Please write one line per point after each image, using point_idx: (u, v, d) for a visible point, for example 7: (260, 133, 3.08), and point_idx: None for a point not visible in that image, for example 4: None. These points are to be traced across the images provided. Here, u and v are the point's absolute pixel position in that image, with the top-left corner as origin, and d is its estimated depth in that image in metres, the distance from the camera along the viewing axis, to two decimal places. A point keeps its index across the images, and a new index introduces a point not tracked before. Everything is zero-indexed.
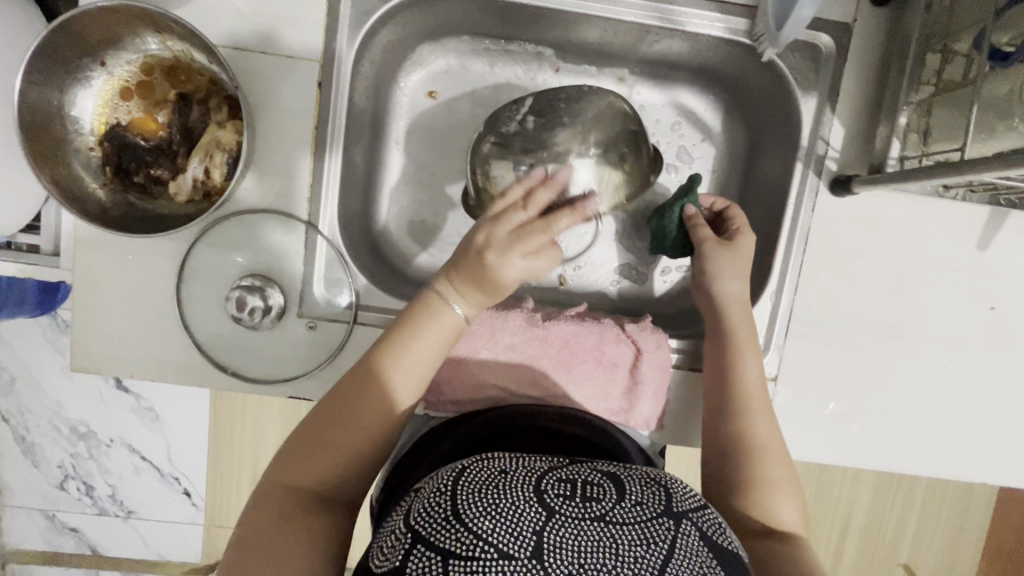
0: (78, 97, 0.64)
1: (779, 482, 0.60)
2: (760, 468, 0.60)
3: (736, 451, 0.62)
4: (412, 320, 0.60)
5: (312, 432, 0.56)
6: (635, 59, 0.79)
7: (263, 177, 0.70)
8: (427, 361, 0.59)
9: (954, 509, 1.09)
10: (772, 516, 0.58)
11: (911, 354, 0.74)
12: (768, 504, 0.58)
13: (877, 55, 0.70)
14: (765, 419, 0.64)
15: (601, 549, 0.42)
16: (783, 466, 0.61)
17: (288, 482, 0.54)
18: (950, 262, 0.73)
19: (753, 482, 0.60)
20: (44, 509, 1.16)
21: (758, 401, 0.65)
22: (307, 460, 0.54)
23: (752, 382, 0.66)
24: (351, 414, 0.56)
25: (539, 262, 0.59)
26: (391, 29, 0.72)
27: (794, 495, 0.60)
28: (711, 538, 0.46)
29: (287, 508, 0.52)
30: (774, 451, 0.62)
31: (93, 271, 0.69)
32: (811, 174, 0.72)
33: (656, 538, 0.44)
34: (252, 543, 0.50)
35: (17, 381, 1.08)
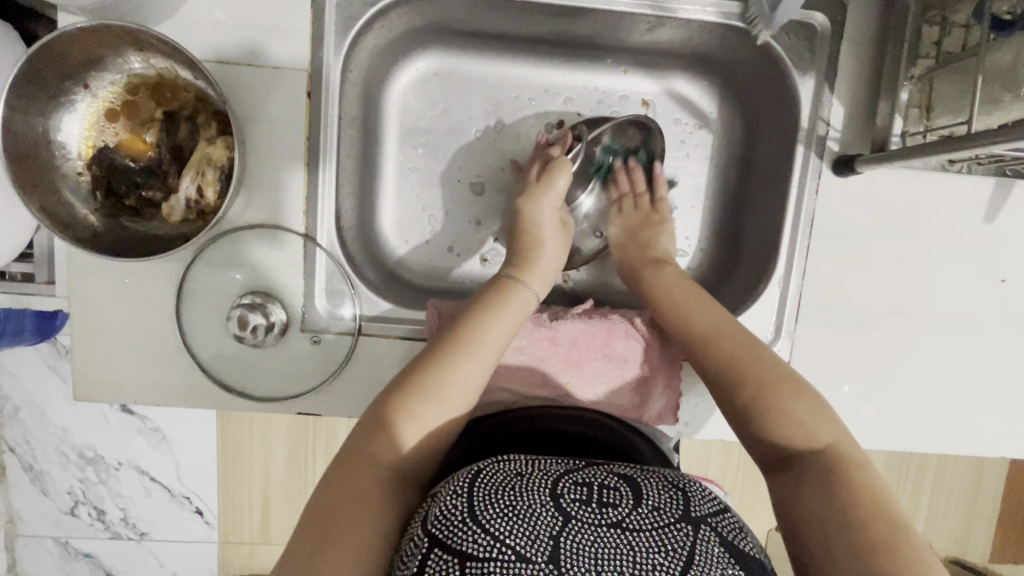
0: (62, 121, 0.63)
1: (760, 392, 0.55)
2: (743, 389, 0.56)
3: (724, 384, 0.58)
4: (491, 302, 0.63)
5: (391, 399, 0.55)
6: (627, 49, 0.78)
7: (256, 193, 0.69)
8: (501, 345, 0.60)
9: (967, 478, 1.08)
10: (787, 436, 0.53)
11: (921, 332, 0.73)
12: (773, 417, 0.54)
13: (872, 33, 0.69)
14: (729, 341, 0.60)
15: (619, 556, 0.42)
16: (768, 372, 0.56)
17: (369, 456, 0.52)
18: (958, 238, 0.72)
19: (750, 408, 0.55)
20: (56, 536, 1.15)
21: (705, 332, 0.62)
22: (383, 429, 0.53)
23: (695, 320, 0.64)
24: (435, 379, 0.56)
25: (557, 244, 0.71)
26: (377, 33, 0.71)
27: (795, 401, 0.54)
28: (731, 542, 0.45)
29: (365, 484, 0.50)
30: (755, 363, 0.57)
31: (89, 297, 0.68)
32: (813, 156, 0.71)
33: (675, 545, 0.43)
34: (328, 513, 0.48)
35: (22, 410, 1.07)
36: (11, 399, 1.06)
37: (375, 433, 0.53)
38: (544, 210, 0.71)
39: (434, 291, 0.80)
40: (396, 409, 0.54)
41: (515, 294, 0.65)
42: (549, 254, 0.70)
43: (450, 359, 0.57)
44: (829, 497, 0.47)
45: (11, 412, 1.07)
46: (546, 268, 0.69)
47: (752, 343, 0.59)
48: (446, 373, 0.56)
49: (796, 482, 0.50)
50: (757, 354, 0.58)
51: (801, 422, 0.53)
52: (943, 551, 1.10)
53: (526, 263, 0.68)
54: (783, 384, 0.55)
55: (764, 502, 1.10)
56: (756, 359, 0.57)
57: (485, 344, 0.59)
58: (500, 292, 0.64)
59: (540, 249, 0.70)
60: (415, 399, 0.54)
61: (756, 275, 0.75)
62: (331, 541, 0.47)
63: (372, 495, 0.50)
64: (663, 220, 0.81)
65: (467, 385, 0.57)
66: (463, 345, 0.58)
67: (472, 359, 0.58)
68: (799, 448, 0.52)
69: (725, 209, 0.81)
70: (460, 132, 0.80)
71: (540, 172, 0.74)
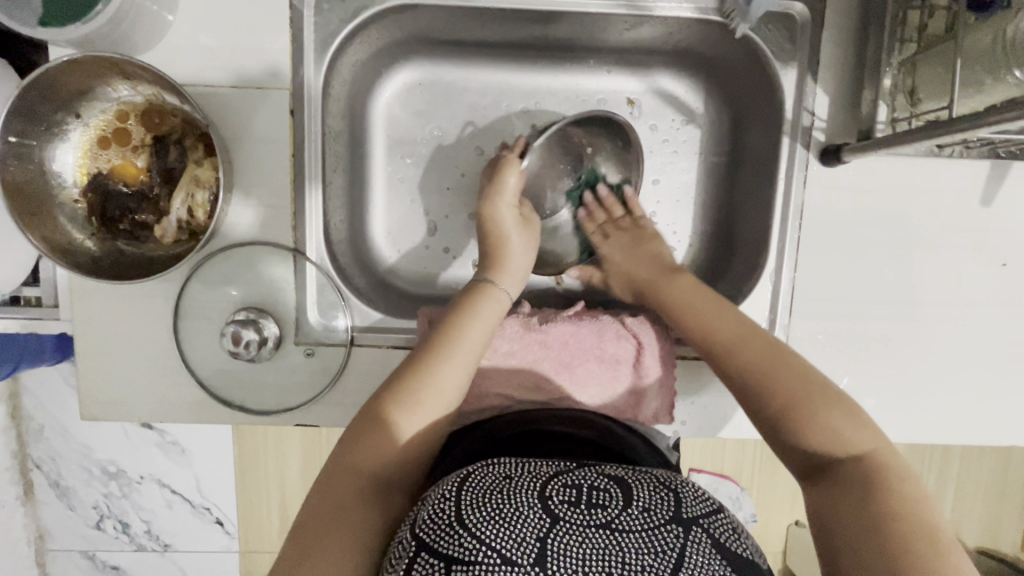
0: (57, 152, 0.65)
1: (796, 396, 0.53)
2: (773, 396, 0.54)
3: (748, 389, 0.56)
4: (462, 311, 0.65)
5: (370, 416, 0.58)
6: (609, 48, 0.78)
7: (247, 211, 0.70)
8: (476, 348, 0.63)
9: (990, 469, 1.05)
10: (824, 439, 0.51)
11: (922, 321, 0.71)
12: (809, 425, 0.52)
13: (854, 19, 0.68)
14: (756, 345, 0.58)
15: (606, 558, 0.42)
16: (803, 376, 0.54)
17: (351, 468, 0.54)
18: (954, 221, 0.70)
19: (783, 408, 0.53)
20: (84, 550, 1.18)
21: (726, 332, 0.61)
22: (362, 443, 0.56)
23: (714, 327, 0.62)
24: (413, 390, 0.58)
25: (525, 246, 0.73)
26: (357, 47, 0.72)
27: (834, 409, 0.52)
28: (722, 544, 0.45)
29: (345, 496, 0.53)
30: (783, 368, 0.56)
31: (94, 320, 0.70)
32: (800, 147, 0.70)
33: (664, 547, 0.43)
34: (312, 529, 0.51)
35: (46, 428, 1.11)
36: (35, 418, 1.10)
37: (354, 447, 0.56)
38: (504, 214, 0.72)
39: (428, 299, 0.81)
40: (375, 424, 0.57)
41: (486, 297, 0.67)
42: (519, 257, 0.72)
43: (426, 370, 0.60)
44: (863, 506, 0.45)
45: (35, 430, 1.11)
46: (516, 269, 0.71)
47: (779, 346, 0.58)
48: (423, 382, 0.59)
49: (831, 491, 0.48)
50: (787, 359, 0.57)
51: (835, 429, 0.51)
52: (972, 542, 1.08)
53: (499, 265, 0.70)
54: (814, 383, 0.54)
55: (782, 498, 1.08)
56: (781, 362, 0.56)
57: (459, 348, 0.62)
58: (471, 299, 0.67)
59: (512, 252, 0.71)
60: (393, 408, 0.58)
61: (748, 270, 0.75)
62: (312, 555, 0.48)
63: (352, 507, 0.52)
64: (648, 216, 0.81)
65: (442, 392, 0.59)
66: (438, 353, 0.61)
67: (446, 365, 0.60)
68: (834, 457, 0.50)
69: (718, 204, 0.80)
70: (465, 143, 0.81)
71: (489, 176, 0.75)
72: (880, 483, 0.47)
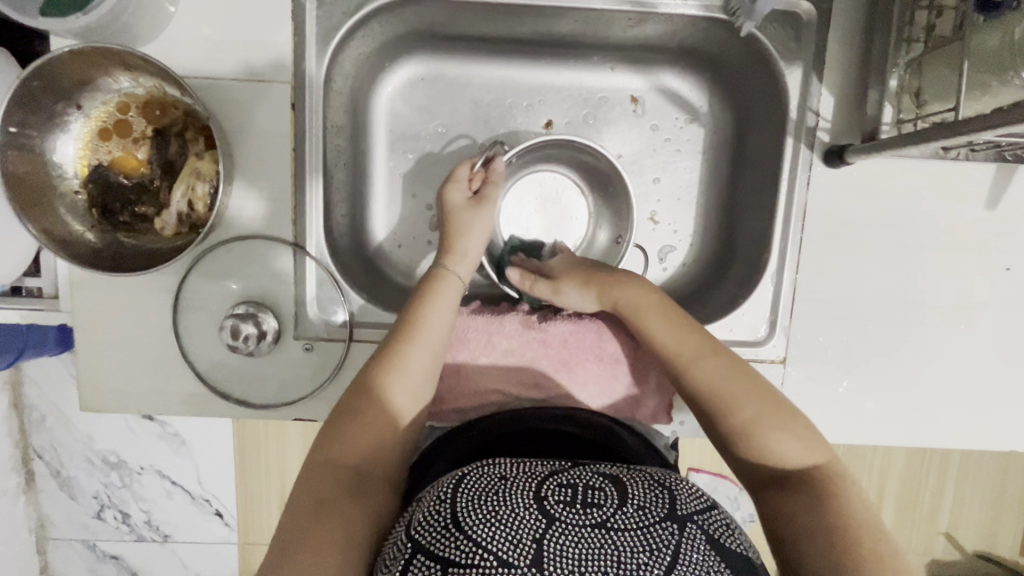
0: (58, 142, 0.65)
1: (754, 411, 0.56)
2: (733, 412, 0.57)
3: (707, 406, 0.59)
4: (422, 296, 0.67)
5: (344, 406, 0.59)
6: (612, 45, 0.77)
7: (247, 204, 0.70)
8: (440, 329, 0.65)
9: (990, 471, 1.05)
10: (779, 455, 0.54)
11: (925, 324, 0.71)
12: (766, 442, 0.54)
13: (861, 19, 0.67)
14: (712, 360, 0.60)
15: (603, 557, 0.42)
16: (759, 395, 0.57)
17: (341, 457, 0.55)
18: (958, 224, 0.70)
19: (741, 430, 0.56)
20: (85, 539, 1.19)
21: (690, 349, 0.62)
22: (346, 432, 0.56)
23: (669, 340, 0.64)
24: (385, 375, 0.60)
25: (478, 225, 0.72)
26: (359, 42, 0.72)
27: (786, 423, 0.55)
28: (716, 541, 0.45)
29: (333, 487, 0.53)
30: (739, 387, 0.58)
31: (95, 311, 0.70)
32: (804, 147, 0.69)
33: (660, 545, 0.43)
34: (301, 523, 0.50)
35: (47, 418, 1.11)
36: (36, 407, 1.11)
37: (336, 435, 0.56)
38: (456, 203, 0.73)
39: None
40: (355, 410, 0.58)
41: (441, 285, 0.67)
42: (473, 237, 0.72)
43: (394, 356, 0.62)
44: (818, 514, 0.48)
45: (37, 420, 1.11)
46: (468, 254, 0.71)
47: (737, 364, 0.60)
48: (392, 366, 0.61)
49: (793, 497, 0.51)
50: (745, 376, 0.59)
51: (789, 440, 0.54)
52: (969, 544, 1.08)
53: (449, 250, 0.71)
54: (768, 401, 0.56)
55: None
56: (742, 378, 0.59)
57: (422, 329, 0.63)
58: (428, 285, 0.68)
59: (461, 235, 0.71)
60: (370, 394, 0.59)
61: (750, 271, 0.74)
62: (303, 544, 0.48)
63: (342, 497, 0.52)
64: (648, 216, 0.80)
65: (412, 375, 0.61)
66: (405, 337, 0.63)
67: (415, 347, 0.62)
68: (793, 469, 0.53)
69: (720, 204, 0.80)
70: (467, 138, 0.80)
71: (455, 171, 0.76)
72: (832, 496, 0.50)
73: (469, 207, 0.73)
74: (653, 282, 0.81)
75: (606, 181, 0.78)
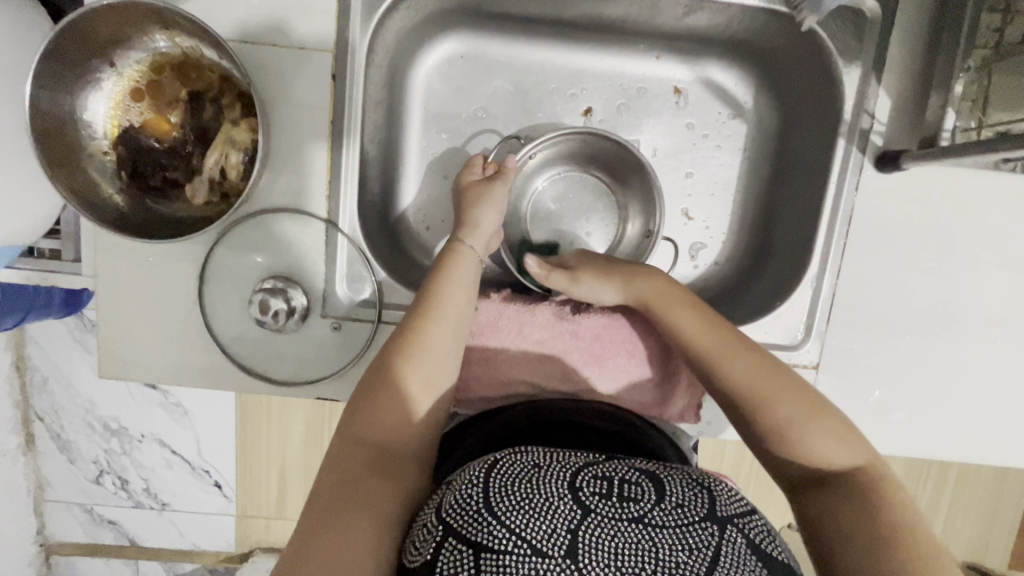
0: (89, 101, 0.63)
1: (790, 412, 0.55)
2: (768, 412, 0.55)
3: (739, 406, 0.57)
4: (440, 271, 0.65)
5: (367, 384, 0.56)
6: (662, 34, 0.75)
7: (278, 175, 0.68)
8: (458, 305, 0.62)
9: (989, 485, 1.05)
10: (821, 458, 0.53)
11: (962, 338, 0.70)
12: (802, 442, 0.54)
13: (926, 21, 0.65)
14: (742, 357, 0.59)
15: (641, 554, 0.41)
16: (796, 394, 0.56)
17: (362, 438, 0.53)
18: (1004, 239, 0.69)
19: (776, 430, 0.55)
20: (83, 502, 1.18)
21: (717, 346, 0.61)
22: (371, 413, 0.54)
23: (697, 336, 0.62)
24: (409, 354, 0.58)
25: (496, 198, 0.70)
26: (403, 14, 0.69)
27: (823, 424, 0.54)
28: (758, 546, 0.44)
29: (357, 468, 0.51)
30: (770, 387, 0.57)
31: (115, 276, 0.68)
32: (855, 151, 0.68)
33: (700, 545, 0.42)
34: (326, 503, 0.49)
35: (51, 380, 1.10)
36: (40, 369, 1.09)
37: (360, 415, 0.54)
38: (470, 185, 0.71)
39: None
40: (381, 390, 0.56)
41: (457, 259, 0.66)
42: (490, 210, 0.69)
43: (417, 334, 0.59)
44: (862, 511, 0.48)
45: (40, 382, 1.10)
46: (484, 228, 0.69)
47: (769, 361, 0.59)
48: (416, 344, 0.58)
49: (832, 499, 0.50)
50: (776, 375, 0.57)
51: (826, 441, 0.53)
52: (961, 555, 1.07)
53: (463, 223, 0.69)
54: (806, 399, 0.55)
55: (780, 499, 1.07)
56: (775, 377, 0.57)
57: (438, 307, 0.61)
58: (444, 259, 0.66)
59: (478, 206, 0.69)
60: (395, 372, 0.57)
61: (787, 274, 0.73)
62: (330, 525, 0.47)
63: (368, 478, 0.51)
64: (683, 211, 0.78)
65: (434, 354, 0.59)
66: (426, 312, 0.60)
67: (435, 324, 0.60)
68: (834, 470, 0.52)
69: (757, 203, 0.78)
70: (505, 121, 0.78)
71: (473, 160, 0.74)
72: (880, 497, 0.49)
73: (484, 187, 0.70)
74: (684, 279, 0.79)
75: (633, 177, 0.76)
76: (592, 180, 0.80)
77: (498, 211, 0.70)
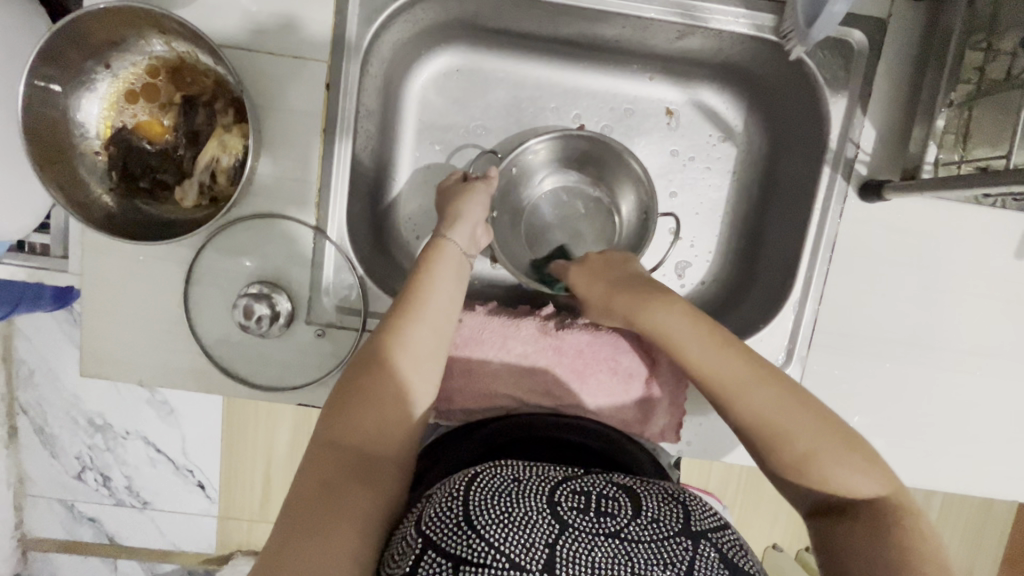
0: (83, 101, 0.63)
1: (813, 444, 0.51)
2: (789, 446, 0.52)
3: (759, 441, 0.53)
4: (425, 269, 0.64)
5: (346, 386, 0.55)
6: (656, 56, 0.76)
7: (269, 180, 0.68)
8: (443, 307, 0.62)
9: (974, 512, 1.05)
10: (843, 489, 0.50)
11: (940, 367, 0.71)
12: (822, 476, 0.50)
13: (912, 55, 0.67)
14: (761, 386, 0.54)
15: (616, 567, 0.41)
16: (812, 422, 0.52)
17: (341, 445, 0.52)
18: (984, 270, 0.69)
19: (797, 463, 0.51)
20: (63, 499, 1.17)
21: (731, 378, 0.55)
22: (350, 418, 0.54)
23: (719, 367, 0.56)
24: (388, 355, 0.57)
25: (478, 194, 0.71)
26: (400, 27, 0.70)
27: (847, 454, 0.51)
28: (731, 560, 0.44)
29: (335, 476, 0.50)
30: (789, 419, 0.52)
31: (102, 274, 0.68)
32: (839, 178, 0.69)
33: (674, 558, 0.42)
34: (302, 512, 0.48)
35: (35, 374, 1.09)
36: (25, 363, 1.09)
37: (338, 421, 0.54)
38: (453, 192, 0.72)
39: None
40: (359, 392, 0.55)
41: (441, 250, 0.66)
42: (475, 206, 0.70)
43: (396, 332, 0.58)
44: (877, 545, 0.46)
45: (24, 375, 1.09)
46: (469, 219, 0.69)
47: (788, 387, 0.54)
48: (396, 342, 0.58)
49: (850, 533, 0.48)
50: (796, 399, 0.54)
51: (847, 474, 0.50)
52: None
53: (449, 218, 0.69)
54: (818, 422, 0.52)
55: (764, 519, 1.07)
56: (793, 406, 0.53)
57: (421, 306, 0.61)
58: (428, 254, 0.66)
59: (460, 203, 0.70)
60: (375, 372, 0.56)
61: (770, 297, 0.74)
62: (306, 537, 0.46)
63: (345, 489, 0.50)
64: (671, 231, 0.79)
65: (413, 353, 0.58)
66: (409, 310, 0.60)
67: (418, 323, 0.60)
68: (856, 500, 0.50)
69: (745, 225, 0.79)
70: (498, 134, 0.79)
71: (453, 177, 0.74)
72: (894, 531, 0.47)
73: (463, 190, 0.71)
74: None
75: (611, 157, 0.76)
76: (575, 179, 0.80)
77: (479, 201, 0.70)
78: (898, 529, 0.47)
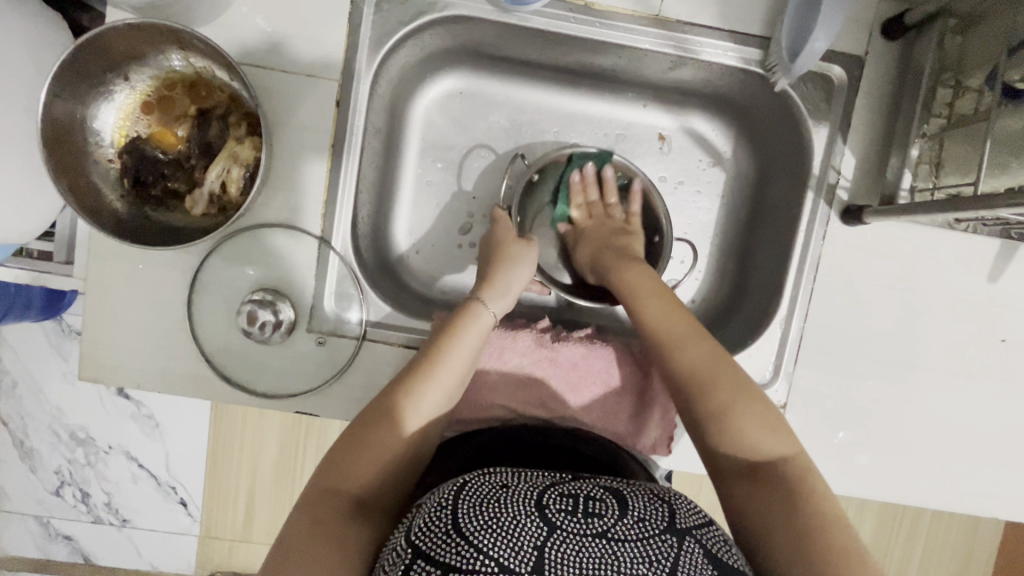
0: (100, 110, 0.65)
1: (732, 406, 0.55)
2: (708, 399, 0.56)
3: (685, 391, 0.57)
4: (449, 331, 0.63)
5: (350, 436, 0.55)
6: (650, 85, 0.80)
7: (277, 192, 0.70)
8: (461, 371, 0.61)
9: (960, 537, 1.07)
10: (751, 448, 0.54)
11: (920, 385, 0.73)
12: (733, 431, 0.54)
13: (888, 90, 0.71)
14: (699, 345, 0.59)
15: (603, 568, 0.42)
16: (735, 384, 0.56)
17: (336, 490, 0.53)
18: (960, 292, 0.73)
19: (715, 417, 0.55)
20: (38, 515, 1.14)
21: (678, 334, 0.60)
22: (348, 465, 0.54)
23: (664, 322, 0.62)
24: (397, 411, 0.56)
25: (522, 262, 0.71)
26: (408, 50, 0.74)
27: (764, 419, 0.55)
28: (715, 555, 0.46)
29: (326, 518, 0.51)
30: (717, 377, 0.57)
31: (105, 281, 0.69)
32: (822, 203, 0.72)
33: (659, 556, 0.44)
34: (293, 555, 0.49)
35: (19, 385, 1.08)
36: (9, 373, 1.08)
37: (334, 468, 0.54)
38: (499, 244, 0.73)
39: (440, 303, 0.81)
40: (360, 443, 0.55)
41: (474, 318, 0.64)
42: (516, 274, 0.70)
43: (413, 393, 0.57)
44: (785, 511, 0.50)
45: (8, 387, 1.08)
46: (505, 286, 0.68)
47: (720, 352, 0.59)
48: (409, 400, 0.57)
49: (757, 490, 0.52)
50: (725, 363, 0.58)
51: (754, 434, 0.54)
52: None
53: (489, 285, 0.68)
54: (739, 383, 0.56)
55: None
56: (719, 366, 0.57)
57: (441, 370, 0.59)
58: (460, 318, 0.64)
59: (502, 270, 0.69)
60: (378, 425, 0.56)
61: (758, 315, 0.77)
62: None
63: (334, 533, 0.51)
64: None
65: (422, 411, 0.58)
66: (427, 374, 0.59)
67: (433, 387, 0.58)
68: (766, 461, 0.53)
69: (734, 246, 0.82)
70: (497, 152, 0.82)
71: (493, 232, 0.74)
72: (794, 493, 0.51)
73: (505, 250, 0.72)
74: None
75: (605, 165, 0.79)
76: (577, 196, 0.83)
77: (522, 273, 0.70)
78: (802, 493, 0.51)
